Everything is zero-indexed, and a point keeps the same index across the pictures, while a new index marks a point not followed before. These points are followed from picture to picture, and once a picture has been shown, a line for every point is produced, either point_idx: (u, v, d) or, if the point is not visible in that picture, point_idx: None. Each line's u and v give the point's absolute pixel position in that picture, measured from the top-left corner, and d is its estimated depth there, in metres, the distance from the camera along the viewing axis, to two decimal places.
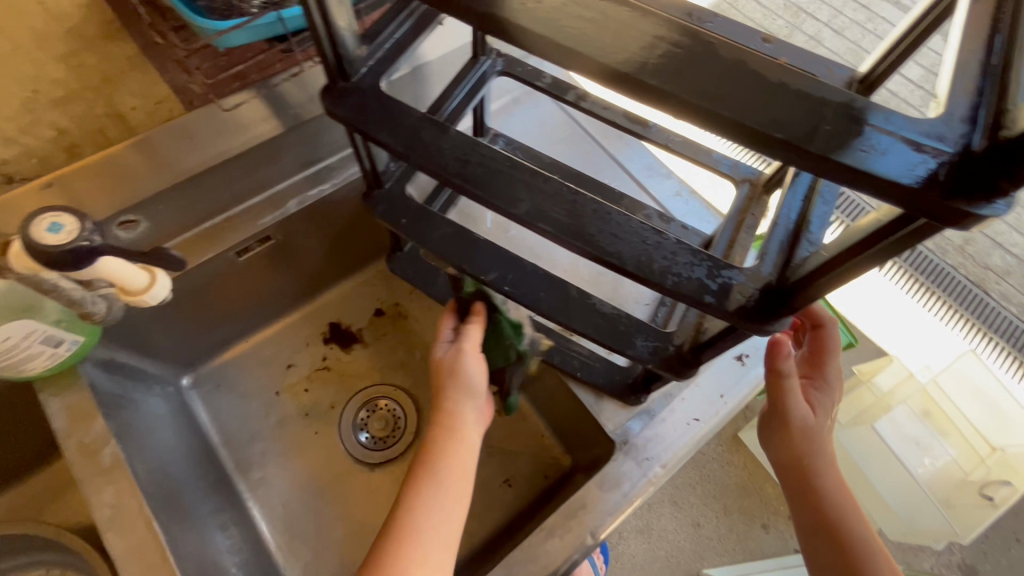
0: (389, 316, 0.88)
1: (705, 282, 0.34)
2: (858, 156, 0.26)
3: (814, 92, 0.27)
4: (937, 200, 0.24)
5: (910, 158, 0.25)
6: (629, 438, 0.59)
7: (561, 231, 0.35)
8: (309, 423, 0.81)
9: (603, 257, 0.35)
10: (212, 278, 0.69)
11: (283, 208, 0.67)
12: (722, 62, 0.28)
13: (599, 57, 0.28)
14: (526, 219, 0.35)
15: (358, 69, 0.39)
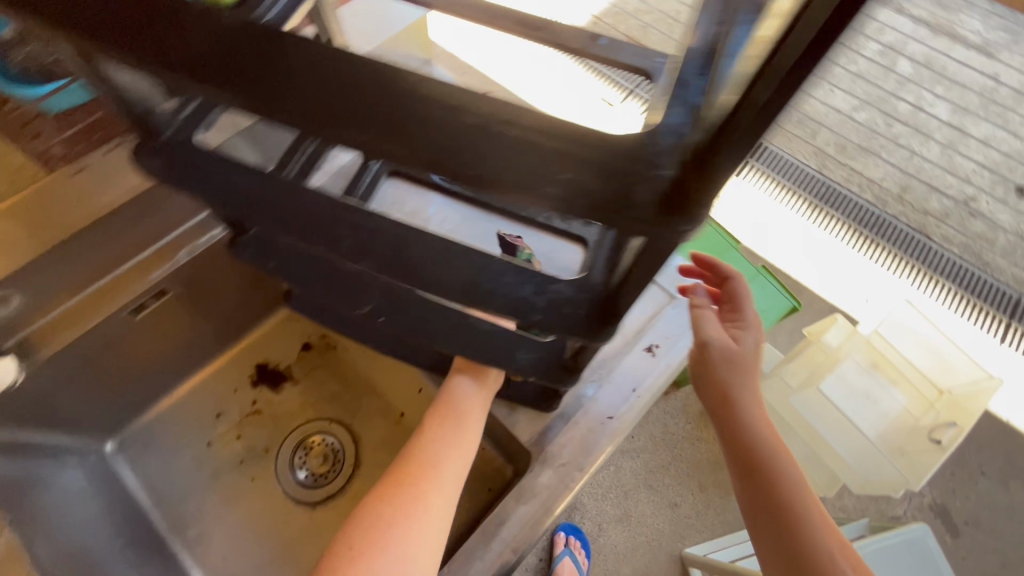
0: (317, 349, 0.86)
1: (532, 299, 0.34)
2: (587, 177, 0.24)
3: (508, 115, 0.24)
4: (660, 214, 0.24)
5: (632, 172, 0.24)
6: (545, 446, 0.59)
7: (388, 266, 0.34)
8: (243, 470, 0.80)
9: (429, 289, 0.35)
10: (109, 342, 0.67)
11: (172, 259, 0.65)
12: (406, 99, 0.25)
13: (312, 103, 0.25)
14: (351, 256, 0.35)
15: (168, 127, 0.39)
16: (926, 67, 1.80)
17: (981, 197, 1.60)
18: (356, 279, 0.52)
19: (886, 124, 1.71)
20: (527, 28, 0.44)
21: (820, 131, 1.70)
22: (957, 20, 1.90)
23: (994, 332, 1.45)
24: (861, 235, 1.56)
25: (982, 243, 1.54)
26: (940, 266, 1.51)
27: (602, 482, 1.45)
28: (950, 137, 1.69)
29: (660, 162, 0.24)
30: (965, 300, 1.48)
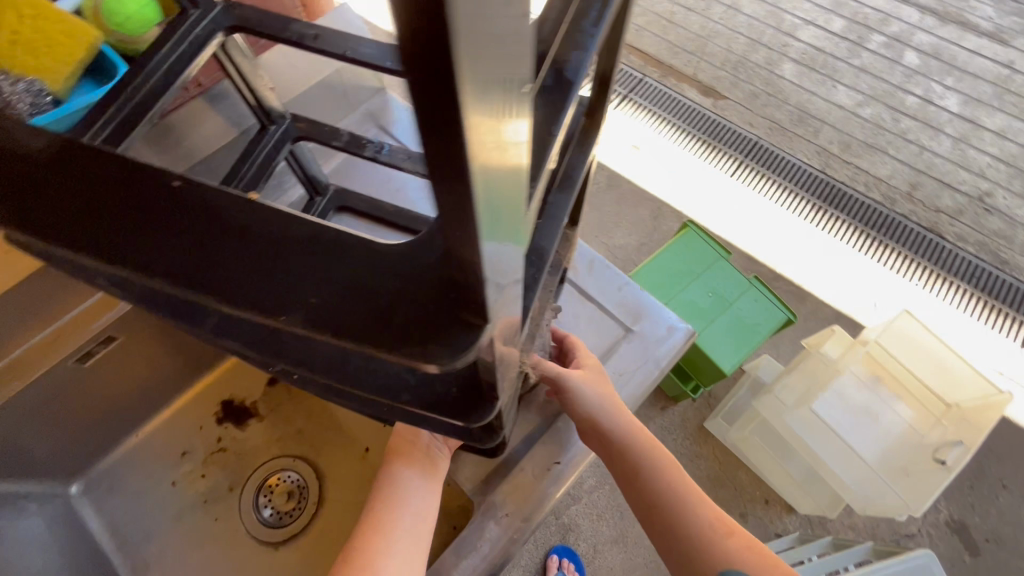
0: (282, 385, 0.86)
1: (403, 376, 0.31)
2: (374, 274, 0.21)
3: (268, 222, 0.21)
4: (449, 313, 0.20)
5: (417, 272, 0.21)
6: (489, 494, 0.57)
7: (254, 345, 0.32)
8: (208, 510, 0.79)
9: (295, 367, 0.31)
10: (60, 391, 0.67)
11: (120, 307, 0.65)
12: (146, 204, 0.21)
13: (43, 205, 0.21)
14: (218, 332, 0.32)
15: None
16: (935, 57, 1.72)
17: (997, 192, 1.52)
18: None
19: (892, 119, 1.62)
20: None
21: (822, 129, 1.61)
22: (967, 7, 1.81)
23: (1011, 335, 1.38)
24: (868, 237, 1.48)
25: (998, 240, 1.47)
26: (954, 265, 1.44)
27: (597, 502, 1.41)
28: (961, 129, 1.61)
29: (429, 272, 0.21)
30: (979, 301, 1.40)
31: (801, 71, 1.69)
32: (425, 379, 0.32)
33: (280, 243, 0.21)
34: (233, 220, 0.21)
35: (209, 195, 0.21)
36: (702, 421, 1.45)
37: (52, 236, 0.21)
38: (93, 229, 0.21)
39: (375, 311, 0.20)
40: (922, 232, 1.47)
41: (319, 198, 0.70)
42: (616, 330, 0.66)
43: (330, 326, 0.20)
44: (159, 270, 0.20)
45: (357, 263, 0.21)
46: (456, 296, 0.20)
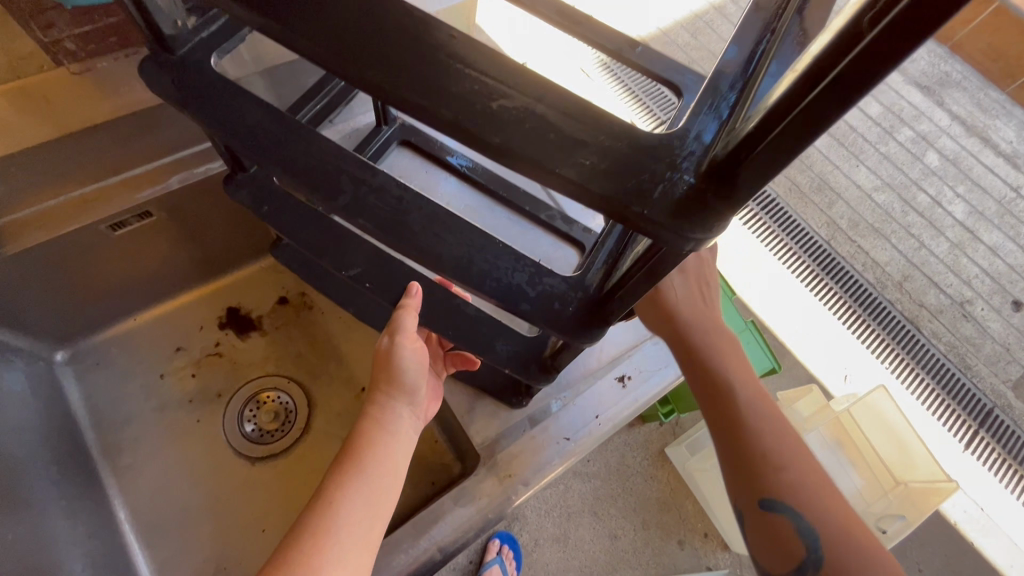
0: (292, 305, 0.85)
1: (523, 289, 0.33)
2: (611, 175, 0.22)
3: (534, 104, 0.23)
4: (666, 226, 0.22)
5: (655, 180, 0.22)
6: (496, 451, 0.58)
7: (379, 229, 0.33)
8: (192, 410, 0.78)
9: (418, 258, 0.33)
10: (85, 251, 0.65)
11: (162, 183, 0.63)
12: (436, 63, 0.23)
13: (352, 43, 0.23)
14: (345, 213, 0.33)
15: (182, 45, 0.35)
16: (953, 164, 1.81)
17: (977, 301, 1.61)
18: (344, 236, 0.49)
19: (902, 211, 1.69)
20: (568, 20, 0.42)
21: (836, 203, 1.67)
22: (991, 125, 1.92)
23: (959, 437, 1.42)
24: (853, 312, 1.51)
25: (966, 345, 1.54)
26: (926, 361, 1.50)
27: (547, 499, 1.43)
28: (959, 237, 1.69)
29: (684, 163, 0.22)
30: (945, 405, 1.45)
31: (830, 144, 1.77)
32: (546, 294, 0.33)
33: (534, 131, 0.22)
34: (465, 86, 0.23)
35: (447, 45, 0.23)
36: (664, 446, 1.51)
37: (310, 39, 0.23)
38: (336, 43, 0.23)
39: (609, 184, 0.22)
40: (902, 320, 1.53)
41: (385, 127, 0.69)
42: (643, 330, 0.66)
43: (543, 176, 0.22)
44: (403, 100, 0.23)
45: (596, 152, 0.22)
46: (715, 192, 0.21)
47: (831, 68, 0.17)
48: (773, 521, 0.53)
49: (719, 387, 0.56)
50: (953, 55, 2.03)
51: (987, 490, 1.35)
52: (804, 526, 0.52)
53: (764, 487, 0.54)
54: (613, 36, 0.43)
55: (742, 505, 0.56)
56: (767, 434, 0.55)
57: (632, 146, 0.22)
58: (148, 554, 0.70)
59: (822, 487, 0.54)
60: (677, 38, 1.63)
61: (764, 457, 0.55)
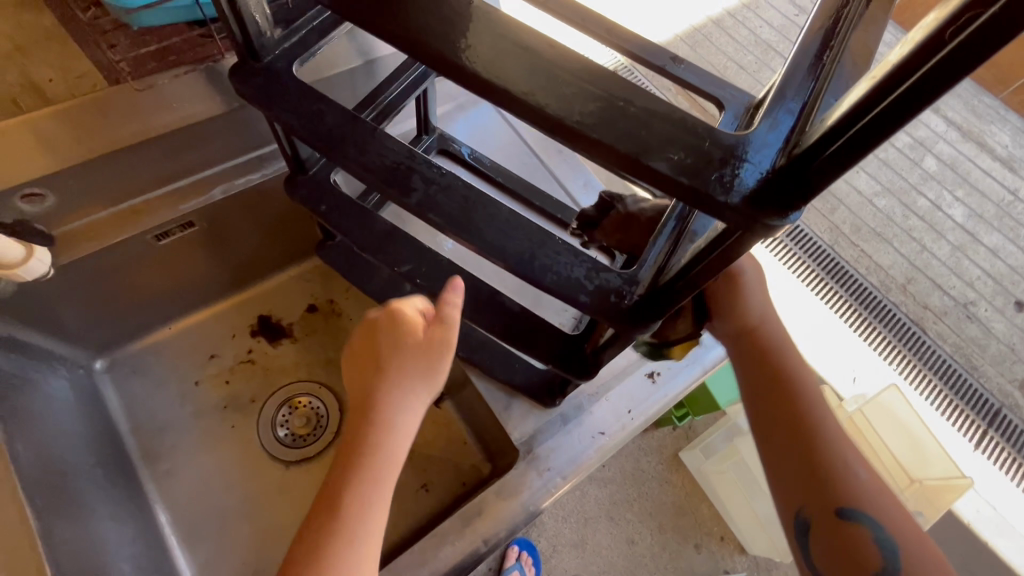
0: (322, 312, 0.87)
1: (582, 282, 0.35)
2: (695, 166, 0.24)
3: (624, 103, 0.25)
4: (749, 212, 0.24)
5: (736, 171, 0.25)
6: (534, 447, 0.60)
7: (448, 223, 0.35)
8: (227, 416, 0.80)
9: (485, 251, 0.35)
10: (129, 261, 0.68)
11: (206, 194, 0.66)
12: (526, 66, 0.26)
13: (456, 51, 0.26)
14: (416, 208, 0.36)
15: (269, 53, 0.39)
16: (951, 168, 1.85)
17: (980, 303, 1.64)
18: (395, 238, 0.51)
19: (903, 215, 1.73)
20: (613, 37, 0.46)
21: (838, 209, 1.72)
22: (987, 130, 1.96)
23: (969, 436, 1.44)
24: (861, 314, 1.54)
25: (972, 346, 1.56)
26: (933, 363, 1.52)
27: (564, 505, 1.44)
28: (961, 240, 1.73)
29: (758, 161, 0.25)
30: (955, 409, 1.46)
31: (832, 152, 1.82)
32: (603, 287, 0.35)
33: (623, 126, 0.25)
34: (556, 90, 0.25)
35: (536, 50, 0.26)
36: (677, 450, 1.52)
37: (419, 50, 0.27)
38: (441, 50, 0.26)
39: (691, 171, 0.24)
40: (908, 322, 1.56)
41: (426, 137, 0.73)
42: None
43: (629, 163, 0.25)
44: (499, 99, 0.26)
45: (675, 144, 0.25)
46: (790, 184, 0.24)
47: (918, 68, 0.20)
48: (848, 531, 0.50)
49: (788, 385, 0.55)
50: None
51: (996, 486, 1.38)
52: (884, 537, 0.50)
53: (841, 493, 0.51)
54: (657, 52, 0.46)
55: (811, 511, 0.52)
56: (838, 437, 0.54)
57: (710, 142, 0.25)
58: (187, 557, 0.72)
59: (897, 502, 0.52)
60: (680, 49, 1.68)
61: (839, 462, 0.53)
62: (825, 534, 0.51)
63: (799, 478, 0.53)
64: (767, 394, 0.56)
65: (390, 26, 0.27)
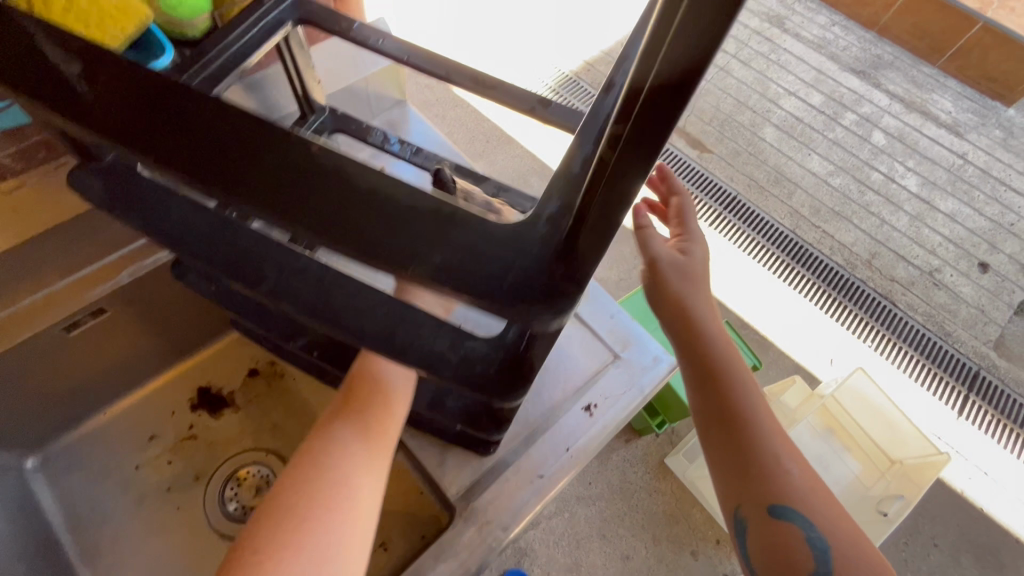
0: (264, 376, 0.85)
1: (444, 354, 0.34)
2: (466, 266, 0.23)
3: (405, 204, 0.24)
4: (524, 312, 0.23)
5: (504, 265, 0.23)
6: (472, 500, 0.58)
7: (304, 310, 0.34)
8: (171, 499, 0.77)
9: (346, 332, 0.34)
10: (42, 357, 0.65)
11: (114, 279, 0.65)
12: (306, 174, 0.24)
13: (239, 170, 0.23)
14: (270, 297, 0.34)
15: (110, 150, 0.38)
16: (898, 139, 1.79)
17: (945, 269, 1.60)
18: None
19: (858, 191, 1.70)
20: (482, 86, 0.46)
21: (795, 192, 1.68)
22: (930, 99, 1.88)
23: (951, 403, 1.44)
24: (829, 294, 1.55)
25: (944, 312, 1.54)
26: (905, 332, 1.50)
27: (554, 529, 1.41)
28: (918, 208, 1.69)
29: (533, 245, 0.24)
30: (931, 374, 1.46)
31: (781, 137, 1.75)
32: (467, 357, 0.34)
33: (396, 229, 0.23)
34: (339, 194, 0.23)
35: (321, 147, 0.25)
36: (663, 457, 1.51)
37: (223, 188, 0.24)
38: (246, 183, 0.24)
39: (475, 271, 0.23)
40: (877, 296, 1.54)
41: None
42: (604, 354, 0.67)
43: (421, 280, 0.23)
44: (285, 213, 0.23)
45: (457, 248, 0.23)
46: (559, 265, 0.23)
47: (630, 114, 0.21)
48: (781, 529, 0.49)
49: (727, 384, 0.53)
50: (882, 39, 1.98)
51: (976, 446, 1.40)
52: (814, 536, 0.48)
53: (774, 491, 0.50)
54: (525, 96, 0.45)
55: (746, 510, 0.51)
56: (773, 436, 0.52)
57: (481, 237, 0.23)
58: None
59: (825, 496, 0.51)
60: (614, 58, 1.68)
61: (772, 461, 0.51)
62: (759, 532, 0.50)
63: (731, 476, 0.51)
64: (707, 392, 0.53)
65: (166, 148, 0.24)
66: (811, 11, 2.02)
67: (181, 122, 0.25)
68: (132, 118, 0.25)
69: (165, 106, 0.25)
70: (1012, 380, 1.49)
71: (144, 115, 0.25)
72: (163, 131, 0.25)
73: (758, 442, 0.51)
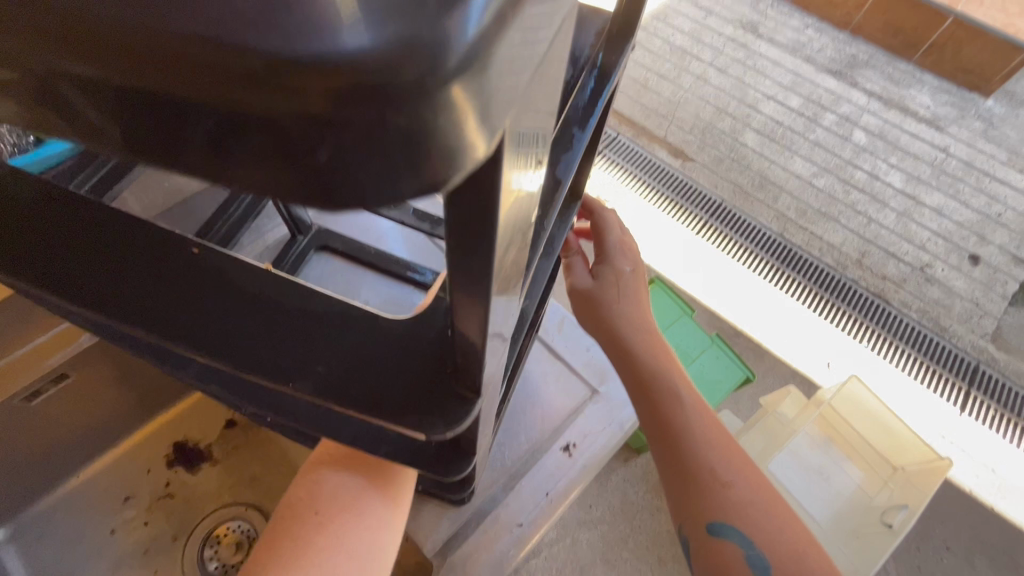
0: (241, 428, 0.83)
1: (384, 427, 0.35)
2: (367, 389, 0.27)
3: (310, 324, 0.28)
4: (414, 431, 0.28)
5: (404, 380, 0.28)
6: (449, 554, 0.56)
7: (236, 391, 0.35)
8: (149, 561, 0.75)
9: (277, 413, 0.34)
10: (1, 429, 0.63)
11: (76, 343, 0.64)
12: (225, 294, 0.28)
13: (149, 302, 0.27)
14: (199, 378, 0.35)
15: None
16: (879, 137, 1.78)
17: (936, 264, 1.58)
18: None
19: (843, 191, 1.68)
20: None
21: (781, 196, 1.66)
22: (907, 95, 1.88)
23: (953, 401, 1.41)
24: (822, 297, 1.52)
25: (938, 308, 1.52)
26: (901, 332, 1.48)
27: (557, 556, 1.38)
28: (904, 205, 1.67)
29: (427, 349, 0.29)
30: (930, 371, 1.44)
31: (762, 141, 1.75)
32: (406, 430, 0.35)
33: (310, 347, 0.28)
34: (245, 315, 0.28)
35: (249, 277, 0.28)
36: None
37: (158, 333, 0.26)
38: (178, 324, 0.27)
39: (380, 374, 0.28)
40: (870, 296, 1.52)
41: (301, 237, 0.73)
42: (581, 391, 0.65)
43: (332, 393, 0.27)
44: (198, 342, 0.26)
45: (350, 365, 0.28)
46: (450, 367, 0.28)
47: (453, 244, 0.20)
48: (715, 546, 0.45)
49: (659, 392, 0.49)
50: (856, 38, 1.98)
51: (982, 444, 1.37)
52: (753, 553, 0.44)
53: (710, 507, 0.46)
54: None
55: (686, 526, 0.47)
56: (712, 448, 0.48)
57: (385, 349, 0.28)
58: None
59: (772, 505, 0.47)
60: None
61: (706, 470, 0.47)
62: (700, 552, 0.46)
63: (671, 491, 0.48)
64: (640, 402, 0.50)
65: (73, 287, 0.27)
66: (783, 15, 2.02)
67: (94, 262, 0.27)
68: (61, 265, 0.27)
69: (89, 255, 0.27)
70: (1013, 372, 1.46)
71: (65, 263, 0.27)
72: (75, 270, 0.27)
73: (698, 457, 0.47)
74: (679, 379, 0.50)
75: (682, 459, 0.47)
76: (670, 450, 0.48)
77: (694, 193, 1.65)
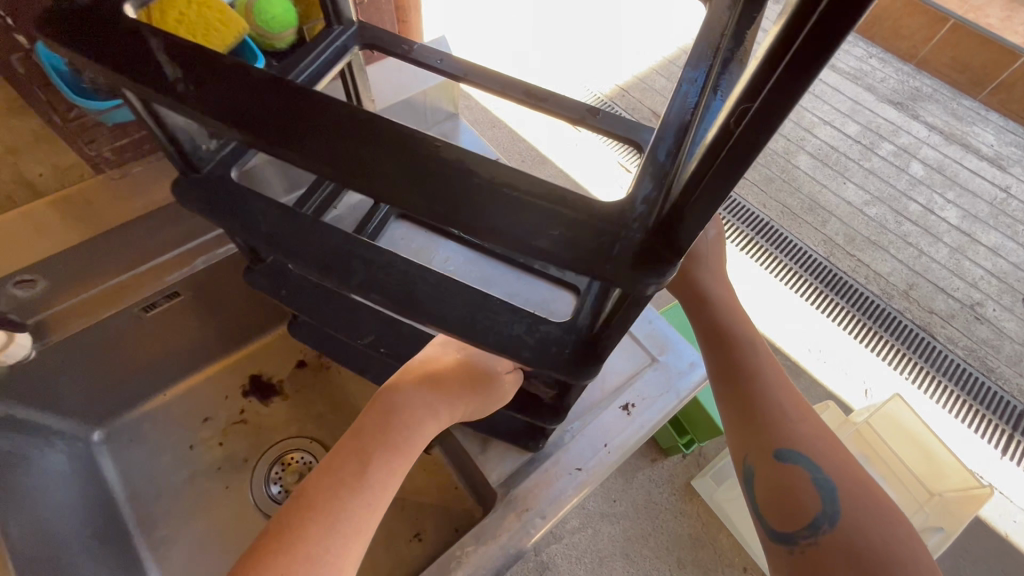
0: (311, 368, 0.90)
1: (523, 337, 0.37)
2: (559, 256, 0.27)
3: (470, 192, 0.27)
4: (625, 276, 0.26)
5: None
6: (511, 488, 0.61)
7: (387, 300, 0.38)
8: (221, 478, 0.81)
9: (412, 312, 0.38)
10: (116, 335, 0.71)
11: (189, 266, 0.70)
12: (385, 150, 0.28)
13: (315, 144, 0.28)
14: (360, 288, 0.39)
15: (206, 163, 0.43)
16: (938, 171, 1.77)
17: (987, 303, 1.56)
18: (355, 311, 0.57)
19: (895, 221, 1.67)
20: (534, 99, 0.51)
21: (829, 220, 1.66)
22: (970, 132, 1.86)
23: (993, 442, 1.38)
24: (862, 323, 1.51)
25: (985, 347, 1.49)
26: (945, 367, 1.46)
27: (577, 544, 1.40)
28: (958, 241, 1.65)
29: (634, 223, 0.26)
30: (970, 409, 1.41)
31: (815, 165, 1.76)
32: None
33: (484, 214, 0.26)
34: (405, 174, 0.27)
35: None
36: (689, 479, 1.49)
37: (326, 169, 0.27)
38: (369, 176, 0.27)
39: None
40: (915, 329, 1.50)
41: None
42: (641, 358, 0.69)
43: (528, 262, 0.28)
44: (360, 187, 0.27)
45: None
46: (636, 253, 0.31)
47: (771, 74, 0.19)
48: (782, 471, 0.49)
49: (736, 340, 0.55)
50: (921, 71, 1.98)
51: None
52: (819, 477, 0.48)
53: (778, 436, 0.50)
54: (575, 106, 0.50)
55: (752, 457, 0.51)
56: (780, 390, 0.53)
57: (589, 215, 0.26)
58: None
59: (837, 447, 0.50)
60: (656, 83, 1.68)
61: (773, 408, 0.52)
62: (766, 480, 0.50)
63: (738, 426, 0.52)
64: (713, 349, 0.56)
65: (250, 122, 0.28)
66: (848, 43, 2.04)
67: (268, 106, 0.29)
68: (247, 110, 0.29)
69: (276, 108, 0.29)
70: None
71: (245, 103, 0.29)
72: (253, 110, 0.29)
73: (766, 395, 0.52)
74: (751, 333, 0.56)
75: (752, 396, 0.52)
76: (740, 388, 0.53)
77: (742, 210, 1.67)
